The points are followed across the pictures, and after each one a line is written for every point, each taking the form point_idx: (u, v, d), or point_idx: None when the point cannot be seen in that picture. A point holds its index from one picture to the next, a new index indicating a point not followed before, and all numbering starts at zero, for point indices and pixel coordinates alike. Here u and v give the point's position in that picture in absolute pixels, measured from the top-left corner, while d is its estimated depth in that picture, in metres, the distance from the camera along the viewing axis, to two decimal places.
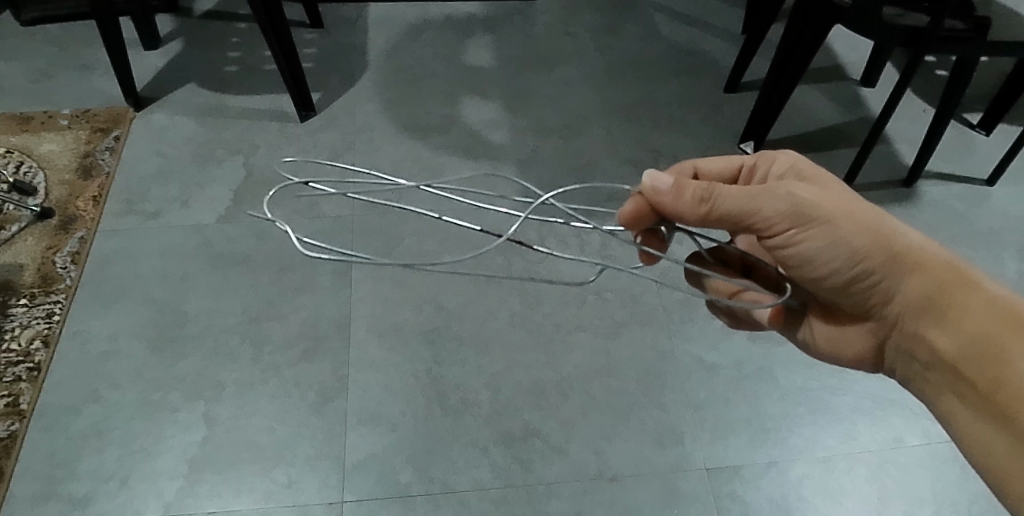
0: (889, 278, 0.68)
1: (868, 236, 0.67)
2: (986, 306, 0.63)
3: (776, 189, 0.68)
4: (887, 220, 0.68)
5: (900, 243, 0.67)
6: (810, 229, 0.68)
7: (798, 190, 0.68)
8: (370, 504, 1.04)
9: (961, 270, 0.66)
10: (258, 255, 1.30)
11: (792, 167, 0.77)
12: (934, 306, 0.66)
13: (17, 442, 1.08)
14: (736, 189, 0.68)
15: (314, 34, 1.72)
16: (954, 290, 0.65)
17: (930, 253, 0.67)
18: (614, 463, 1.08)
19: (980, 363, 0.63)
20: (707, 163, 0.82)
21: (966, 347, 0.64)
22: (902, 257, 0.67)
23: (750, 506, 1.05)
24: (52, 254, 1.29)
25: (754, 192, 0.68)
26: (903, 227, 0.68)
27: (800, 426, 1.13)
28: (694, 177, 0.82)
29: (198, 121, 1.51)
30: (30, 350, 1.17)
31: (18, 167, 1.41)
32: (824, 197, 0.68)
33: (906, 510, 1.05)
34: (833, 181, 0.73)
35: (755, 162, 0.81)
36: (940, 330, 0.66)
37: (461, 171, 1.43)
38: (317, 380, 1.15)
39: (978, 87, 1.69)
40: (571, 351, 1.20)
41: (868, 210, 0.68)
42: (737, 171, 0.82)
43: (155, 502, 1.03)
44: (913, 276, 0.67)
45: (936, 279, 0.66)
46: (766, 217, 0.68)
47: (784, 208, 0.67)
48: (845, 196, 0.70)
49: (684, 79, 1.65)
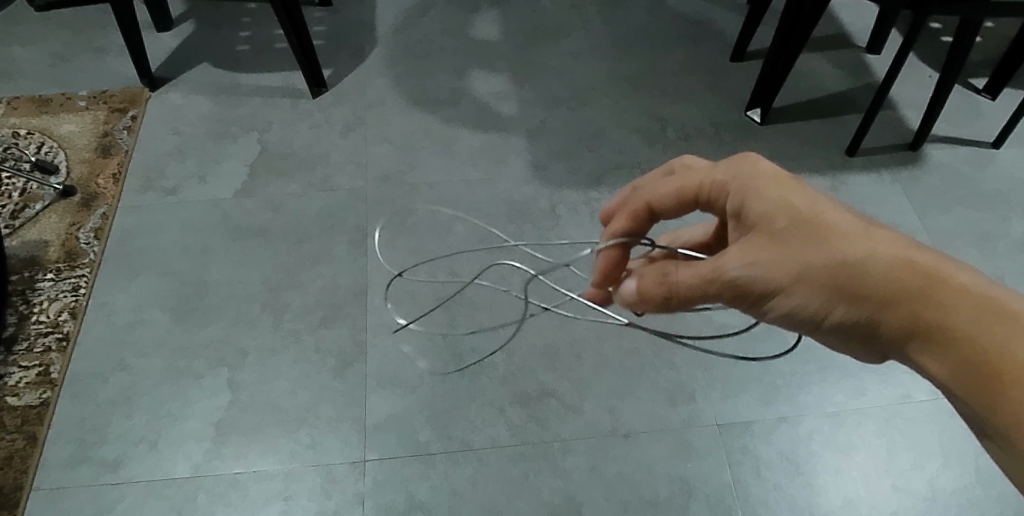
0: (867, 327, 0.56)
1: (824, 289, 0.57)
2: (983, 330, 0.50)
3: (715, 267, 0.61)
4: (845, 257, 0.55)
5: (861, 282, 0.55)
6: (761, 300, 0.60)
7: (735, 260, 0.60)
8: (391, 463, 1.07)
9: (946, 295, 0.52)
10: (274, 227, 1.32)
11: (744, 189, 0.62)
12: (922, 345, 0.53)
13: (50, 409, 1.12)
14: (685, 274, 0.62)
15: (323, 12, 1.74)
16: (940, 320, 0.52)
17: (900, 281, 0.53)
18: (627, 419, 1.11)
19: (974, 394, 0.50)
20: (658, 197, 0.69)
21: (960, 383, 0.51)
22: (868, 299, 0.55)
23: (760, 460, 1.08)
24: (76, 230, 1.33)
25: (697, 276, 0.61)
26: (865, 257, 0.55)
27: (809, 383, 1.15)
28: (650, 211, 0.71)
29: (213, 100, 1.54)
30: (58, 322, 1.21)
31: (40, 148, 1.45)
32: (764, 256, 0.59)
33: (915, 462, 1.08)
34: (784, 198, 0.59)
35: (710, 188, 0.66)
36: (935, 369, 0.53)
37: (471, 143, 1.46)
38: (337, 345, 1.18)
39: (984, 52, 1.69)
40: (583, 314, 1.22)
41: (820, 249, 0.56)
42: (696, 200, 0.67)
43: (184, 464, 1.08)
44: (889, 318, 0.54)
45: (914, 315, 0.53)
46: (715, 299, 0.62)
47: (726, 287, 0.60)
48: (792, 236, 0.58)
49: (690, 49, 1.66)
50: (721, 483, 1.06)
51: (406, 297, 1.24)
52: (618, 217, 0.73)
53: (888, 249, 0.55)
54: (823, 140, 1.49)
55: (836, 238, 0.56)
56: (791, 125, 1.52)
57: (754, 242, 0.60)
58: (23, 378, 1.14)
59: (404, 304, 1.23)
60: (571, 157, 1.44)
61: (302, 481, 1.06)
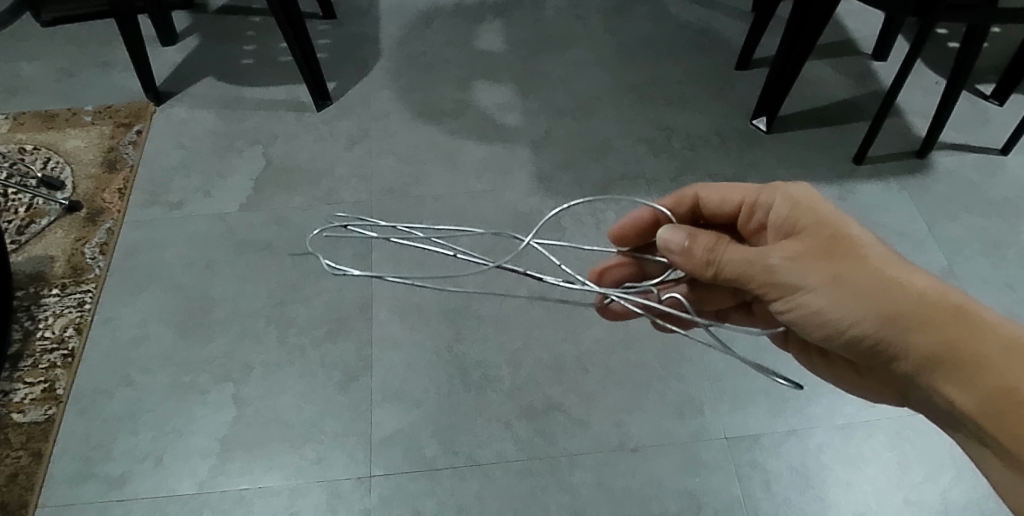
0: (889, 340, 0.62)
1: (860, 299, 0.62)
2: (1003, 360, 0.57)
3: (759, 253, 0.64)
4: (886, 275, 0.61)
5: (898, 301, 0.60)
6: (793, 297, 0.64)
7: (780, 251, 0.64)
8: (397, 478, 1.06)
9: (977, 326, 0.58)
10: (279, 242, 1.32)
11: (791, 201, 0.67)
12: (939, 366, 0.59)
13: (54, 426, 1.12)
14: (731, 249, 0.65)
15: (328, 25, 1.74)
16: (966, 347, 0.58)
17: (932, 304, 0.60)
18: (635, 433, 1.10)
19: (996, 422, 0.57)
20: (707, 193, 0.77)
21: (980, 405, 0.57)
22: (901, 314, 0.60)
23: (771, 474, 1.07)
24: (82, 245, 1.33)
25: (742, 256, 0.65)
26: (905, 279, 0.61)
27: (819, 395, 1.14)
28: (695, 206, 0.78)
29: (218, 113, 1.55)
30: (64, 338, 1.21)
31: (46, 163, 1.46)
32: (808, 256, 0.63)
33: (927, 475, 1.06)
34: (833, 216, 0.65)
35: (757, 198, 0.72)
36: (957, 392, 0.59)
37: (476, 154, 1.45)
38: (342, 360, 1.18)
39: (993, 57, 1.68)
40: (590, 326, 1.21)
41: (861, 262, 0.62)
42: (738, 208, 0.75)
43: (189, 480, 1.07)
44: (919, 337, 0.60)
45: (944, 338, 0.59)
46: (749, 286, 0.66)
47: (766, 274, 0.64)
48: (837, 248, 0.63)
49: (694, 58, 1.66)
50: (730, 497, 1.05)
51: (411, 309, 1.23)
52: (667, 198, 0.79)
53: (921, 278, 0.61)
54: (831, 149, 1.48)
55: (876, 258, 0.62)
56: (798, 133, 1.51)
57: (799, 246, 0.64)
58: (28, 394, 1.14)
59: (408, 318, 1.22)
60: (576, 168, 1.44)
61: (307, 497, 1.05)
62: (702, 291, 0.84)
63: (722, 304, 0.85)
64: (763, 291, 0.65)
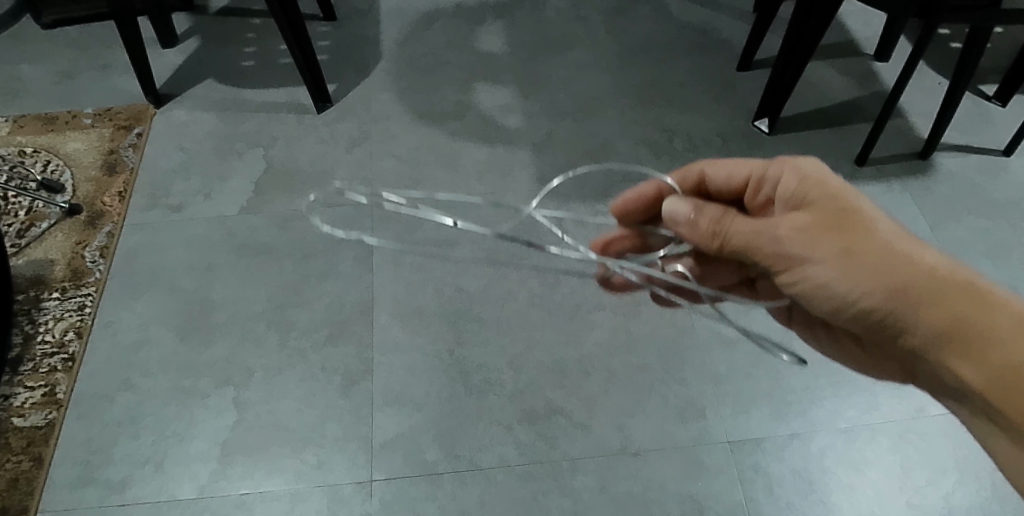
0: (898, 315, 0.62)
1: (871, 274, 0.62)
2: (1012, 335, 0.58)
3: (770, 226, 0.64)
4: (897, 250, 0.61)
5: (909, 276, 0.61)
6: (803, 271, 0.63)
7: (791, 224, 0.63)
8: (398, 483, 1.06)
9: (986, 303, 0.60)
10: (280, 244, 1.32)
11: (800, 175, 0.66)
12: (949, 339, 0.61)
13: (55, 430, 1.11)
14: (740, 222, 0.64)
15: (328, 27, 1.74)
16: (974, 322, 0.59)
17: (942, 281, 0.61)
18: (636, 437, 1.10)
19: (1004, 396, 0.58)
20: (713, 168, 0.76)
21: (988, 381, 0.59)
22: (911, 290, 0.61)
23: (773, 478, 1.06)
24: (82, 249, 1.33)
25: (752, 228, 0.64)
26: (916, 256, 0.61)
27: (822, 398, 1.13)
28: (700, 182, 0.78)
29: (218, 116, 1.54)
30: (64, 342, 1.21)
31: (46, 166, 1.45)
32: (819, 229, 0.63)
33: (929, 479, 1.06)
34: (844, 191, 0.64)
35: (765, 172, 0.71)
36: (965, 366, 0.60)
37: (477, 156, 1.45)
38: (343, 364, 1.17)
39: (996, 58, 1.67)
40: (592, 329, 1.21)
41: (872, 237, 0.62)
42: (744, 183, 0.74)
43: (189, 485, 1.07)
44: (928, 312, 0.61)
45: (953, 314, 0.60)
46: (758, 258, 0.65)
47: (776, 247, 0.63)
48: (849, 223, 0.62)
49: (696, 59, 1.65)
50: (732, 501, 1.04)
51: (411, 313, 1.23)
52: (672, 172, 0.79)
53: (931, 254, 0.62)
54: (833, 150, 1.48)
55: (886, 233, 0.62)
56: (800, 135, 1.50)
57: (810, 219, 0.63)
58: (29, 399, 1.14)
59: (408, 321, 1.22)
60: (577, 170, 1.43)
61: (307, 501, 1.05)
62: (705, 267, 0.84)
63: (726, 281, 0.85)
64: (773, 264, 0.64)
